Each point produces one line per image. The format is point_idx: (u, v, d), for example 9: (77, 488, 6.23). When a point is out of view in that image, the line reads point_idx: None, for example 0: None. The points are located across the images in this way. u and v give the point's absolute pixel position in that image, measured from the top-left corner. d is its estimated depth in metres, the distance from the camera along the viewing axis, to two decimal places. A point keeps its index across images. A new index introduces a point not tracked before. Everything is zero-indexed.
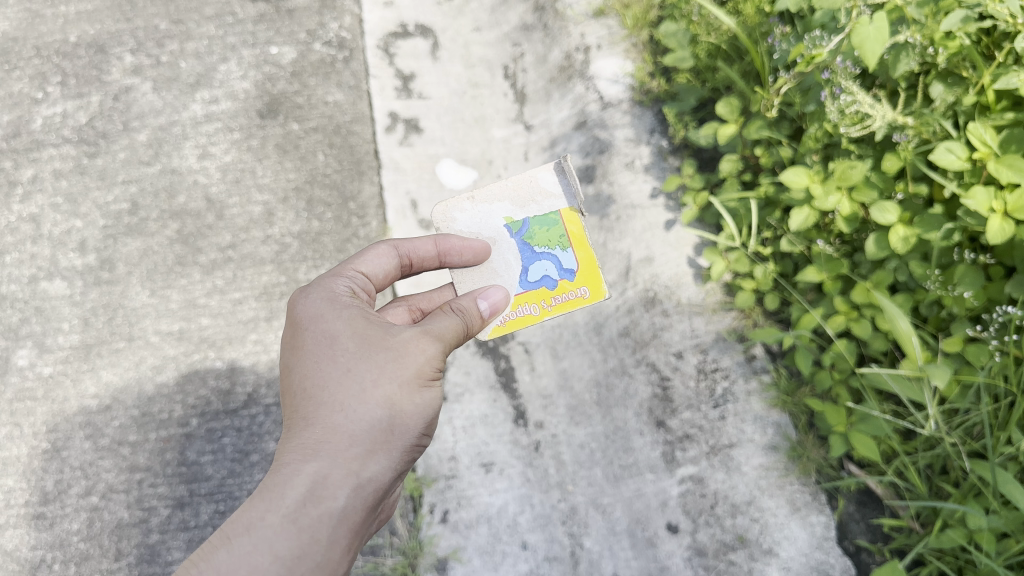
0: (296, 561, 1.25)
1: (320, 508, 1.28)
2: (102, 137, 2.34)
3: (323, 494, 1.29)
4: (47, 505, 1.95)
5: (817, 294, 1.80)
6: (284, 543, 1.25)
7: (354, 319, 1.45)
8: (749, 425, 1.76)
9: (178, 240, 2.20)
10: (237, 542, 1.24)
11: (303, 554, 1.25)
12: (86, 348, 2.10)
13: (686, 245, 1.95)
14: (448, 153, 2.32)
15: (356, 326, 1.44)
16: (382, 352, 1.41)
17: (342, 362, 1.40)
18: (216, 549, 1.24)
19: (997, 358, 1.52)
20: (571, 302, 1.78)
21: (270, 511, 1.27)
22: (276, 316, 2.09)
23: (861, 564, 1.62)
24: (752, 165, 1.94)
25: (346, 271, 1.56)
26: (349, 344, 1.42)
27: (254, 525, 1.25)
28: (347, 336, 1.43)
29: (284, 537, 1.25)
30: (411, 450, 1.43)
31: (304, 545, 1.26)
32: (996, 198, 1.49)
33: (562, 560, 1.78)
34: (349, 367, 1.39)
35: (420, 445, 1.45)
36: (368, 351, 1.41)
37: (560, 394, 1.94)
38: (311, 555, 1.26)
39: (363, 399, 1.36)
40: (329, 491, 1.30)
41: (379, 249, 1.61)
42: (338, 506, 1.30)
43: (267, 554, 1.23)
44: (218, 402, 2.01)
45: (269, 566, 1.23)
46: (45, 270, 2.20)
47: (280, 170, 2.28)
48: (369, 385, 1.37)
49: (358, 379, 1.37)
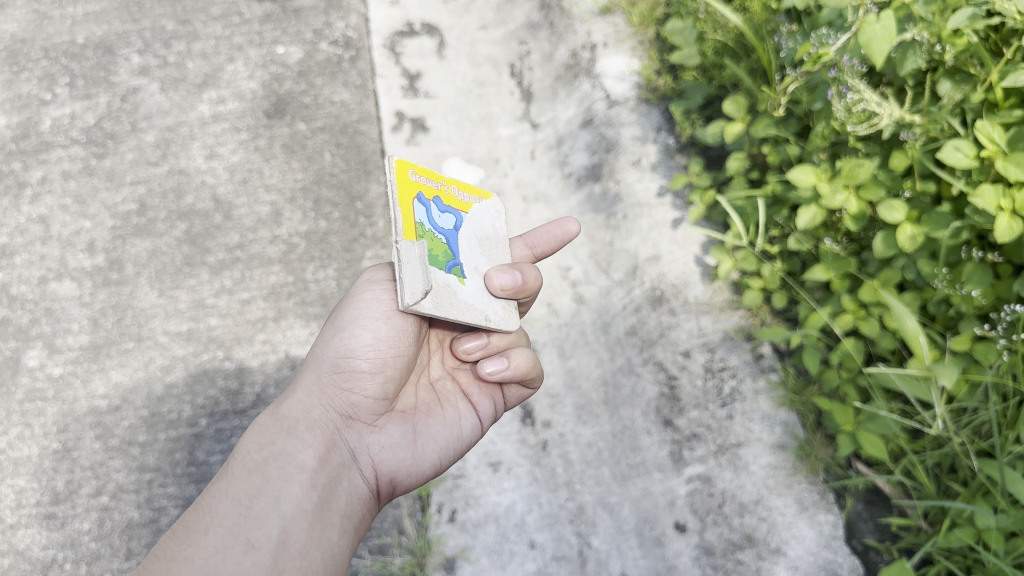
0: (249, 501, 1.29)
1: (261, 453, 1.35)
2: (110, 138, 2.35)
3: (264, 441, 1.37)
4: (57, 505, 1.94)
5: (825, 292, 1.79)
6: (238, 488, 1.30)
7: None
8: (757, 424, 1.74)
9: (186, 240, 2.21)
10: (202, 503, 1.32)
11: (256, 493, 1.29)
12: (95, 348, 2.10)
13: (693, 244, 1.96)
14: (455, 152, 2.33)
15: None
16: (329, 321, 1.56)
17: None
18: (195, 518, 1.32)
19: (1005, 357, 1.52)
20: (434, 174, 1.52)
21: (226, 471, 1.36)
22: (284, 316, 2.11)
23: (869, 564, 1.60)
24: (760, 163, 1.94)
25: None
26: None
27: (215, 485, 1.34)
28: None
29: (237, 483, 1.31)
30: (351, 379, 1.43)
31: (253, 483, 1.31)
32: (1005, 196, 1.48)
33: (571, 559, 1.79)
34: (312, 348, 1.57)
35: (359, 371, 1.43)
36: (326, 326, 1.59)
37: (568, 393, 1.99)
38: (266, 492, 1.30)
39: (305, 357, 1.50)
40: (269, 436, 1.38)
41: None
42: (278, 447, 1.36)
43: (224, 501, 1.29)
44: (227, 403, 2.01)
45: (226, 509, 1.28)
46: (55, 270, 2.21)
47: (287, 170, 2.28)
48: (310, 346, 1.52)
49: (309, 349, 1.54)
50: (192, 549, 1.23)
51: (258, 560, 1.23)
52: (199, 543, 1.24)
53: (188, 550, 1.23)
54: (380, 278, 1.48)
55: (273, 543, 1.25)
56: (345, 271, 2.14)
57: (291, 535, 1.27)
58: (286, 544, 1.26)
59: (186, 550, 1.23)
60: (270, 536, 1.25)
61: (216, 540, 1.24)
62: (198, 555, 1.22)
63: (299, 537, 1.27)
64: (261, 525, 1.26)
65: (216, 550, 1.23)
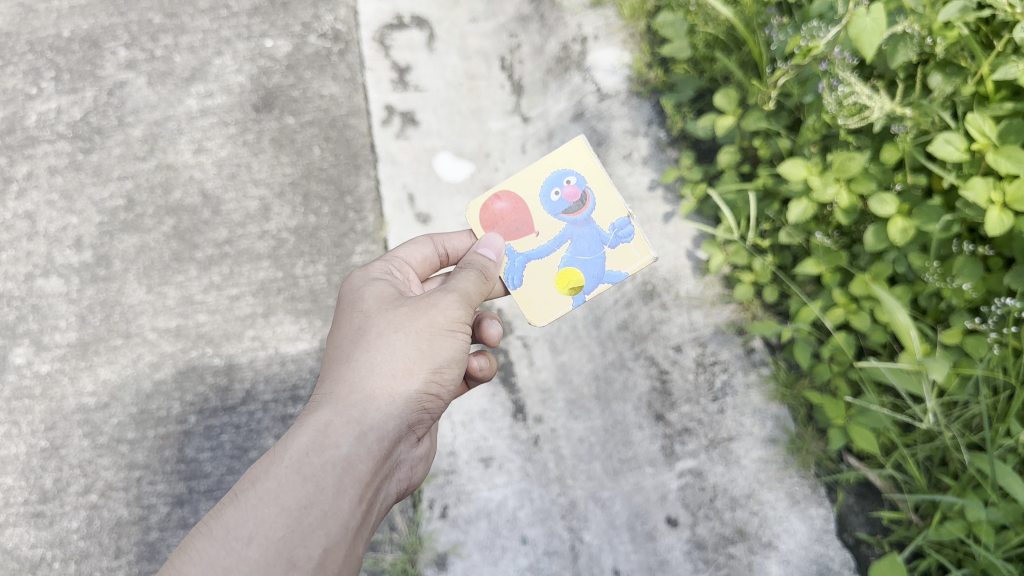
0: (302, 511, 1.21)
1: (324, 456, 1.27)
2: (97, 132, 2.32)
3: (325, 444, 1.28)
4: (46, 503, 1.93)
5: (817, 286, 1.79)
6: (289, 493, 1.22)
7: (380, 285, 1.53)
8: (748, 418, 1.74)
9: (174, 236, 2.19)
10: (243, 497, 1.22)
11: (308, 504, 1.22)
12: (83, 345, 2.08)
13: (684, 238, 1.95)
14: (445, 146, 2.33)
15: (380, 288, 1.52)
16: (401, 308, 1.45)
17: (358, 324, 1.47)
18: (224, 506, 1.21)
19: (996, 350, 1.52)
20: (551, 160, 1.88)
21: (274, 464, 1.25)
22: (274, 312, 2.09)
23: (861, 557, 1.59)
24: (751, 156, 1.95)
25: (391, 257, 1.64)
26: (367, 304, 1.48)
27: (260, 477, 1.23)
28: (367, 297, 1.50)
29: (289, 487, 1.22)
30: (425, 400, 1.42)
31: (307, 492, 1.23)
32: (996, 189, 1.47)
33: (563, 554, 1.79)
34: (364, 324, 1.45)
35: (436, 398, 1.44)
36: (381, 308, 1.47)
37: (559, 388, 1.98)
38: (318, 505, 1.22)
39: (369, 350, 1.40)
40: (331, 440, 1.29)
41: (421, 240, 1.70)
42: (344, 453, 1.29)
43: (273, 507, 1.20)
44: (216, 399, 1.99)
45: (275, 515, 1.19)
46: (42, 267, 2.18)
47: (276, 165, 2.27)
48: (375, 337, 1.42)
49: (368, 331, 1.43)
50: (231, 559, 1.15)
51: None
52: (243, 554, 1.15)
53: (228, 559, 1.15)
54: (466, 314, 1.46)
55: (315, 563, 1.19)
56: (335, 267, 2.13)
57: (331, 557, 1.22)
58: (326, 564, 1.21)
59: (225, 558, 1.15)
60: (312, 556, 1.19)
61: (260, 553, 1.16)
62: (237, 567, 1.14)
63: (337, 557, 1.23)
64: (307, 542, 1.20)
65: (258, 565, 1.15)
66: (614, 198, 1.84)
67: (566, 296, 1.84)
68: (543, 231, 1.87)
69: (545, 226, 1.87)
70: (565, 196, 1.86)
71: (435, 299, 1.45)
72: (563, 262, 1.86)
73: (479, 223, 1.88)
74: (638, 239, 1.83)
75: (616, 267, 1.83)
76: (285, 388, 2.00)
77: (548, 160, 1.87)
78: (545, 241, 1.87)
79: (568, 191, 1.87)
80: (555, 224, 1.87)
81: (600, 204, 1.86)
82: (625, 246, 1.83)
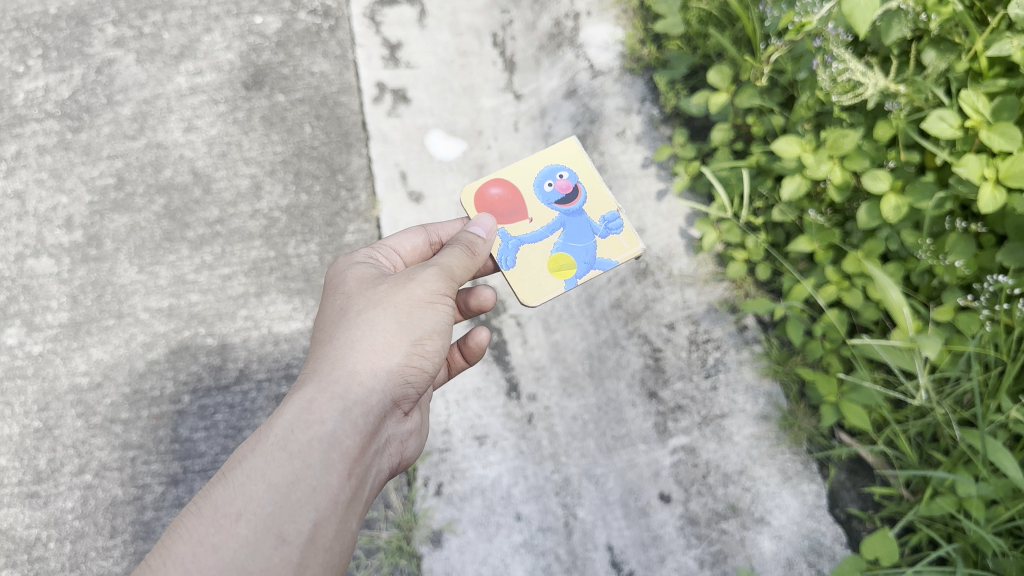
0: (288, 487, 1.21)
1: (309, 432, 1.27)
2: (86, 111, 2.30)
3: (310, 420, 1.28)
4: (40, 484, 1.92)
5: (809, 264, 1.80)
6: (276, 469, 1.22)
7: (360, 268, 1.54)
8: (740, 395, 1.75)
9: (165, 215, 2.18)
10: (230, 476, 1.22)
11: (295, 479, 1.22)
12: (75, 325, 2.07)
13: (677, 216, 1.96)
14: (437, 123, 2.32)
15: (359, 272, 1.53)
16: (380, 287, 1.45)
17: (340, 306, 1.48)
18: (213, 485, 1.21)
19: (988, 327, 1.52)
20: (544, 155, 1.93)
21: (258, 443, 1.25)
22: (267, 291, 2.08)
23: (852, 532, 1.61)
24: (744, 134, 1.94)
25: (376, 245, 1.65)
26: (348, 287, 1.49)
27: (246, 456, 1.23)
28: (348, 281, 1.51)
29: (275, 463, 1.22)
30: (410, 373, 1.42)
31: (293, 468, 1.22)
32: (989, 165, 1.48)
33: (557, 530, 1.79)
34: (345, 306, 1.46)
35: (420, 370, 1.43)
36: (361, 289, 1.48)
37: (553, 366, 2.00)
38: (305, 480, 1.22)
39: (350, 328, 1.40)
40: (315, 416, 1.29)
41: (411, 229, 1.70)
42: (328, 429, 1.28)
43: (260, 483, 1.20)
44: (209, 378, 1.98)
45: (263, 493, 1.19)
46: (32, 247, 2.17)
47: (266, 143, 2.25)
48: (356, 315, 1.42)
49: (349, 311, 1.44)
50: (221, 536, 1.15)
51: (287, 556, 1.17)
52: (231, 531, 1.15)
53: (217, 536, 1.15)
54: (446, 288, 1.47)
55: (305, 537, 1.19)
56: (327, 246, 2.12)
57: (321, 531, 1.22)
58: (316, 539, 1.21)
59: (214, 536, 1.15)
60: (301, 531, 1.19)
61: (249, 529, 1.16)
62: (226, 544, 1.14)
63: (328, 531, 1.23)
64: (296, 517, 1.19)
65: (247, 542, 1.15)
66: (604, 191, 1.89)
67: (558, 279, 1.82)
68: (537, 217, 1.88)
69: (539, 214, 1.88)
70: (558, 188, 1.90)
71: (413, 274, 1.45)
72: (556, 247, 1.85)
73: (473, 206, 1.89)
74: (627, 230, 1.84)
75: (608, 255, 1.82)
76: (278, 367, 1.99)
77: (541, 155, 1.92)
78: (539, 227, 1.87)
79: (562, 184, 1.90)
80: (549, 212, 1.88)
81: (593, 197, 1.89)
82: (615, 237, 1.84)
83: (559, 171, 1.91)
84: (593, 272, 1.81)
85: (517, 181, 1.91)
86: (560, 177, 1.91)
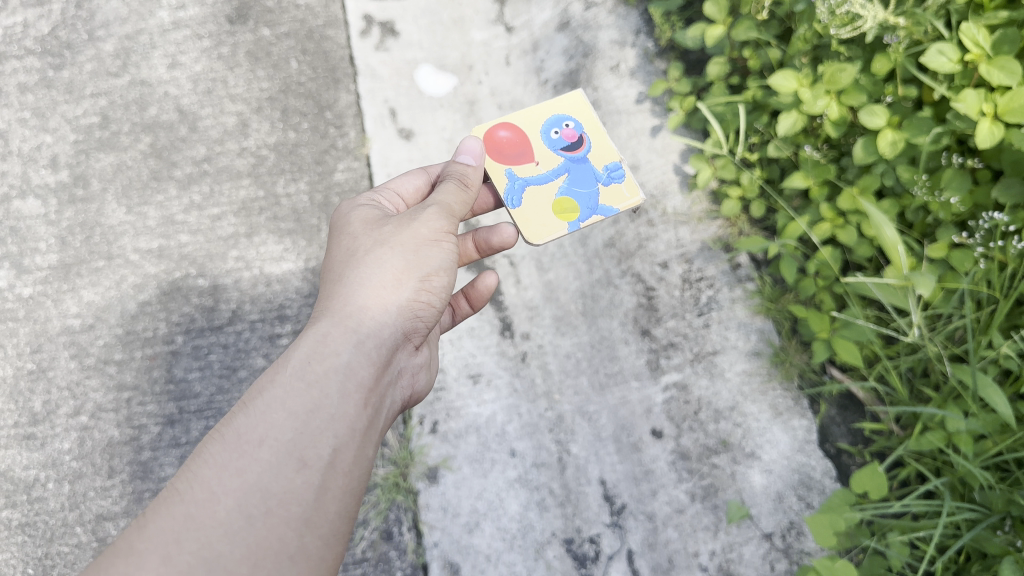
0: (307, 416, 1.21)
1: (324, 365, 1.26)
2: (67, 48, 2.25)
3: (325, 352, 1.28)
4: (36, 426, 1.91)
5: (803, 200, 1.79)
6: (294, 399, 1.21)
7: (366, 210, 1.53)
8: (733, 332, 1.77)
9: (152, 154, 2.14)
10: (250, 405, 1.21)
11: (313, 408, 1.22)
12: (65, 268, 2.04)
13: (672, 152, 1.95)
14: (426, 58, 2.26)
15: (365, 212, 1.52)
16: (385, 225, 1.45)
17: (347, 246, 1.47)
18: (235, 414, 1.21)
19: (981, 264, 1.53)
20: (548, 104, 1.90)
21: (276, 374, 1.24)
22: (257, 232, 2.06)
23: (841, 466, 1.64)
24: (740, 68, 1.91)
25: (379, 188, 1.63)
26: (355, 226, 1.48)
27: (265, 387, 1.23)
28: (354, 221, 1.50)
29: (293, 393, 1.22)
30: (419, 308, 1.41)
31: (311, 398, 1.22)
32: (987, 101, 1.45)
33: (551, 466, 1.78)
34: (352, 246, 1.45)
35: (428, 305, 1.43)
36: (367, 228, 1.47)
37: (546, 305, 1.97)
38: (323, 409, 1.22)
39: (359, 265, 1.40)
40: (329, 348, 1.29)
41: (411, 171, 1.68)
42: (343, 361, 1.28)
43: (280, 412, 1.20)
44: (202, 319, 1.97)
45: (283, 420, 1.19)
46: (17, 188, 2.14)
47: (252, 79, 2.21)
48: (364, 254, 1.41)
49: (356, 251, 1.43)
50: (244, 460, 1.15)
51: (309, 479, 1.17)
52: (253, 456, 1.15)
53: (240, 461, 1.15)
54: (450, 225, 1.46)
55: (325, 462, 1.20)
56: (316, 185, 2.09)
57: (340, 457, 1.22)
58: (336, 464, 1.21)
59: (238, 460, 1.15)
60: (321, 456, 1.19)
61: (271, 454, 1.16)
62: (250, 469, 1.14)
63: (347, 458, 1.23)
64: (316, 443, 1.20)
65: (269, 466, 1.15)
66: (609, 143, 1.86)
67: (562, 220, 1.76)
68: (543, 161, 1.83)
69: (544, 158, 1.84)
70: (564, 135, 1.86)
71: (416, 213, 1.45)
72: (560, 190, 1.80)
73: None
74: (629, 180, 1.81)
75: (610, 203, 1.78)
76: (271, 308, 1.97)
77: (548, 104, 1.89)
78: (544, 171, 1.82)
79: (568, 132, 1.86)
80: (553, 157, 1.84)
81: (597, 147, 1.86)
82: (617, 187, 1.81)
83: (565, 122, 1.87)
84: (600, 215, 1.77)
85: (523, 125, 1.87)
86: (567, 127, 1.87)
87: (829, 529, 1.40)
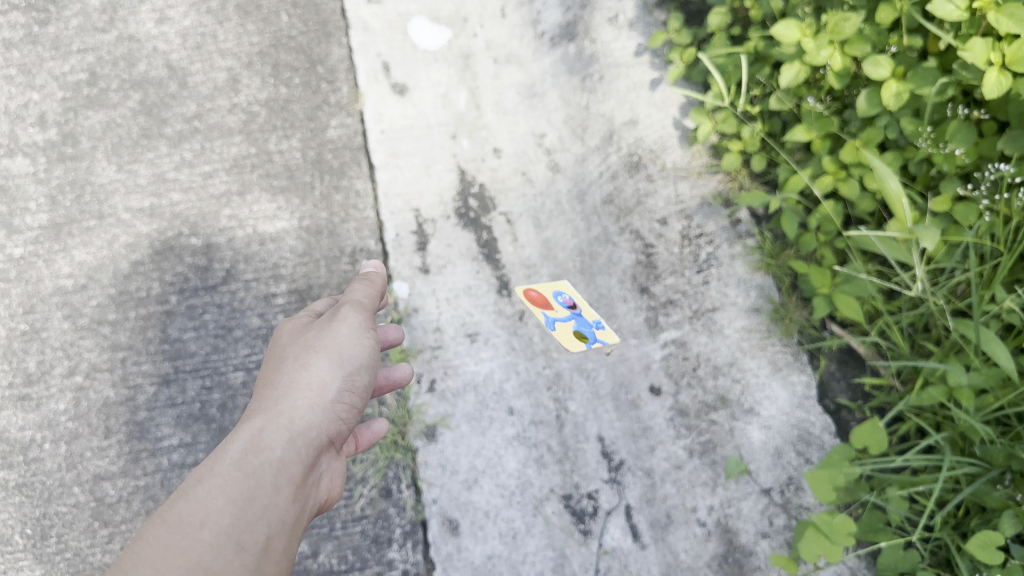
0: (241, 505, 1.19)
1: (259, 458, 1.25)
2: (51, 2, 2.19)
3: (260, 446, 1.27)
4: (32, 386, 1.87)
5: (805, 154, 1.77)
6: (231, 486, 1.20)
7: (295, 322, 1.55)
8: (732, 289, 1.75)
9: (141, 111, 2.10)
10: (190, 493, 1.18)
11: (249, 497, 1.20)
12: (56, 227, 2.01)
13: (671, 106, 1.92)
14: (419, 10, 2.20)
15: (294, 324, 1.54)
16: (314, 330, 1.46)
17: (277, 353, 1.48)
18: (173, 501, 1.18)
19: (986, 217, 1.51)
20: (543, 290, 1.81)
21: (214, 464, 1.23)
22: (249, 190, 2.02)
23: (841, 421, 1.63)
24: (741, 18, 1.87)
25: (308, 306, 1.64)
26: (285, 338, 1.51)
27: (203, 475, 1.21)
28: (285, 333, 1.52)
29: (228, 482, 1.20)
30: (346, 408, 1.41)
31: (246, 486, 1.21)
32: (995, 50, 1.41)
33: (549, 423, 1.77)
34: (282, 353, 1.46)
35: (355, 406, 1.43)
36: (295, 337, 1.49)
37: (543, 263, 1.93)
38: (258, 498, 1.21)
39: (291, 367, 1.40)
40: (265, 440, 1.28)
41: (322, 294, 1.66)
42: (278, 454, 1.27)
43: (217, 498, 1.18)
44: (196, 279, 1.95)
45: (221, 506, 1.18)
46: (5, 147, 2.09)
47: (242, 33, 2.16)
48: (296, 355, 1.42)
49: (287, 354, 1.43)
50: (185, 541, 1.13)
51: (245, 563, 1.16)
52: (194, 536, 1.13)
53: (182, 541, 1.12)
54: (369, 322, 1.50)
55: (259, 548, 1.18)
56: (309, 141, 2.06)
57: (272, 545, 1.21)
58: (268, 552, 1.19)
59: (179, 541, 1.13)
60: (256, 542, 1.18)
61: (212, 537, 1.14)
62: (192, 550, 1.12)
63: (276, 548, 1.21)
64: (251, 529, 1.18)
65: (209, 548, 1.13)
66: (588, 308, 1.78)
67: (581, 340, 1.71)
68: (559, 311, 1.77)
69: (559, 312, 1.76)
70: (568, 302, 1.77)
71: (335, 316, 1.48)
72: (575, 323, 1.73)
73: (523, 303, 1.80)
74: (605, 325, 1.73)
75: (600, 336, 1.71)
76: (266, 268, 1.95)
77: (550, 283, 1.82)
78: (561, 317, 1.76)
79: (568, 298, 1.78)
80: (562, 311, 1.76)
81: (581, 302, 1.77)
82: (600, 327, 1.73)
83: (562, 297, 1.78)
84: (597, 344, 1.70)
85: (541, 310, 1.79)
86: (559, 307, 1.77)
87: (829, 485, 1.41)
